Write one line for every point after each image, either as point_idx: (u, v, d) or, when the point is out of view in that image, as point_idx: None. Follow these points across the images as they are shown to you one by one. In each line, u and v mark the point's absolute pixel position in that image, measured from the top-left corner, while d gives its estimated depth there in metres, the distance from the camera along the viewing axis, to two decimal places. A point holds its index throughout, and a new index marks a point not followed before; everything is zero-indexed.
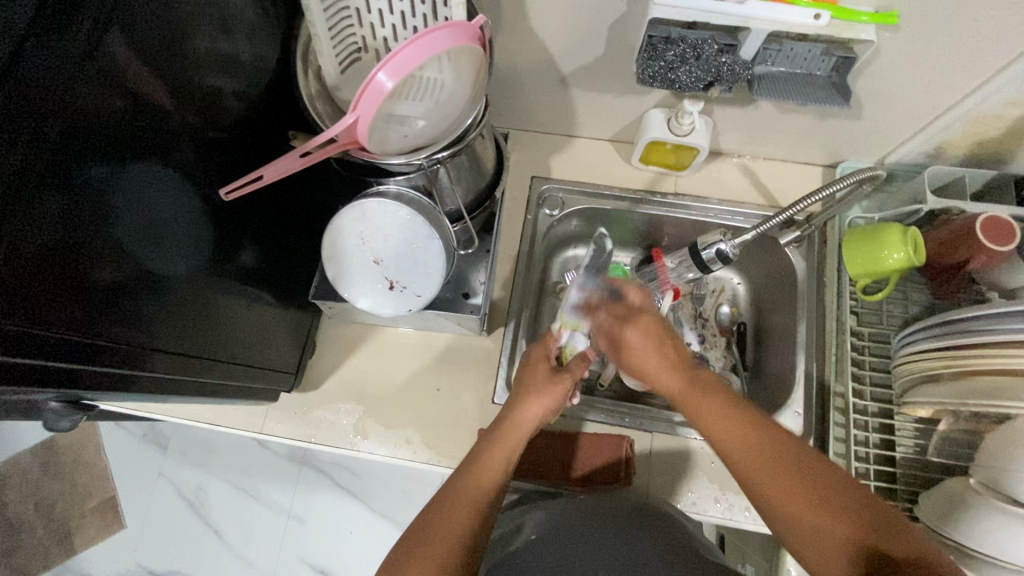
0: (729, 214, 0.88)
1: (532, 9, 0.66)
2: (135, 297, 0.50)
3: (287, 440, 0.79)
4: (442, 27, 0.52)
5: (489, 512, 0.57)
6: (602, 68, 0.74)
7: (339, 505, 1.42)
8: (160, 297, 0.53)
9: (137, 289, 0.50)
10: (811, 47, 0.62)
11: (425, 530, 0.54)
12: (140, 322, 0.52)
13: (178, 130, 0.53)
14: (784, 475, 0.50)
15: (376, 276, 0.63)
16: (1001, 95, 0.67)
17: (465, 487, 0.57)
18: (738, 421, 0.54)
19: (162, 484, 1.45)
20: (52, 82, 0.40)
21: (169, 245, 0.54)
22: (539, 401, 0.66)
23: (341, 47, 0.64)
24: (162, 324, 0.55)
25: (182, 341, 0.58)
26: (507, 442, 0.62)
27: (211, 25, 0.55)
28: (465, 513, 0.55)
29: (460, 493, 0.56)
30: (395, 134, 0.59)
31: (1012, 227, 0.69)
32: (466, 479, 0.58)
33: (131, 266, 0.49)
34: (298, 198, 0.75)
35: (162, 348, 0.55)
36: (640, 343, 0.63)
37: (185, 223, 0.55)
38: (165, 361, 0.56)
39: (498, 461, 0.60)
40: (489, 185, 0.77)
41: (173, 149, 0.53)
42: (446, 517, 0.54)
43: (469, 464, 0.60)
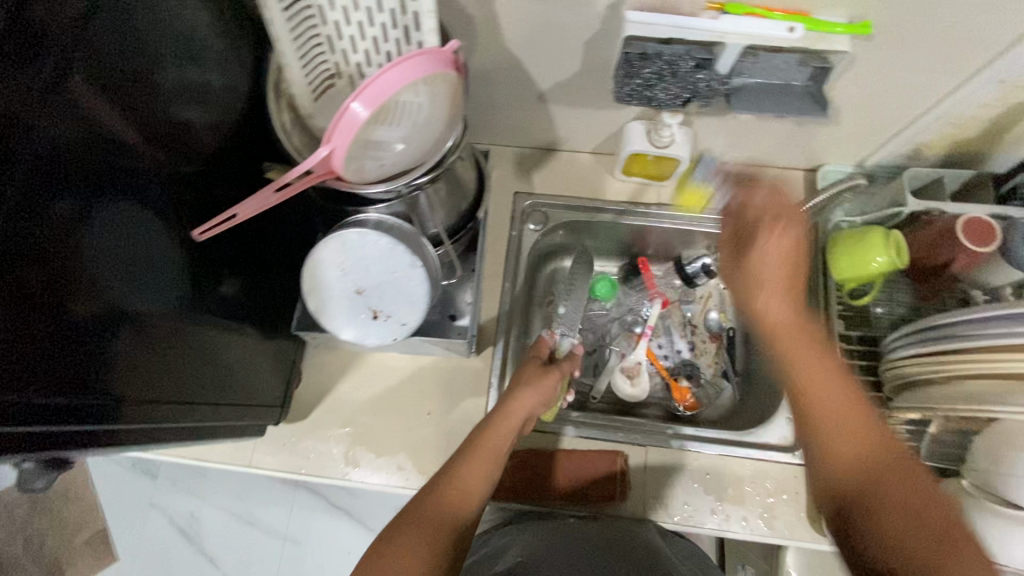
0: (712, 222, 0.89)
1: (508, 28, 0.65)
2: (113, 340, 0.49)
3: (277, 472, 0.78)
4: (416, 56, 0.52)
5: (468, 515, 0.60)
6: (580, 83, 0.74)
7: (336, 525, 1.41)
8: (137, 336, 0.52)
9: (114, 329, 0.49)
10: (787, 58, 0.61)
11: (409, 528, 0.57)
12: (118, 363, 0.50)
13: (149, 169, 0.52)
14: (850, 431, 0.52)
15: (358, 307, 0.62)
16: (978, 96, 0.67)
17: (448, 492, 0.60)
18: (835, 383, 0.54)
19: (154, 514, 1.43)
20: (17, 117, 0.39)
21: (143, 282, 0.52)
22: (528, 397, 0.70)
23: (313, 75, 0.62)
24: (141, 365, 0.53)
25: (163, 389, 0.56)
26: (495, 439, 0.66)
27: (179, 60, 0.54)
28: (454, 501, 0.60)
29: (444, 495, 0.60)
30: (371, 163, 0.59)
31: (992, 227, 0.69)
32: (447, 481, 0.62)
33: (107, 307, 0.48)
34: (277, 227, 0.74)
35: (142, 389, 0.53)
36: (769, 266, 0.60)
37: (157, 260, 0.54)
38: (147, 410, 0.54)
39: (481, 466, 0.63)
40: (471, 206, 0.76)
41: (142, 186, 0.51)
42: (428, 520, 0.58)
43: (453, 466, 0.63)
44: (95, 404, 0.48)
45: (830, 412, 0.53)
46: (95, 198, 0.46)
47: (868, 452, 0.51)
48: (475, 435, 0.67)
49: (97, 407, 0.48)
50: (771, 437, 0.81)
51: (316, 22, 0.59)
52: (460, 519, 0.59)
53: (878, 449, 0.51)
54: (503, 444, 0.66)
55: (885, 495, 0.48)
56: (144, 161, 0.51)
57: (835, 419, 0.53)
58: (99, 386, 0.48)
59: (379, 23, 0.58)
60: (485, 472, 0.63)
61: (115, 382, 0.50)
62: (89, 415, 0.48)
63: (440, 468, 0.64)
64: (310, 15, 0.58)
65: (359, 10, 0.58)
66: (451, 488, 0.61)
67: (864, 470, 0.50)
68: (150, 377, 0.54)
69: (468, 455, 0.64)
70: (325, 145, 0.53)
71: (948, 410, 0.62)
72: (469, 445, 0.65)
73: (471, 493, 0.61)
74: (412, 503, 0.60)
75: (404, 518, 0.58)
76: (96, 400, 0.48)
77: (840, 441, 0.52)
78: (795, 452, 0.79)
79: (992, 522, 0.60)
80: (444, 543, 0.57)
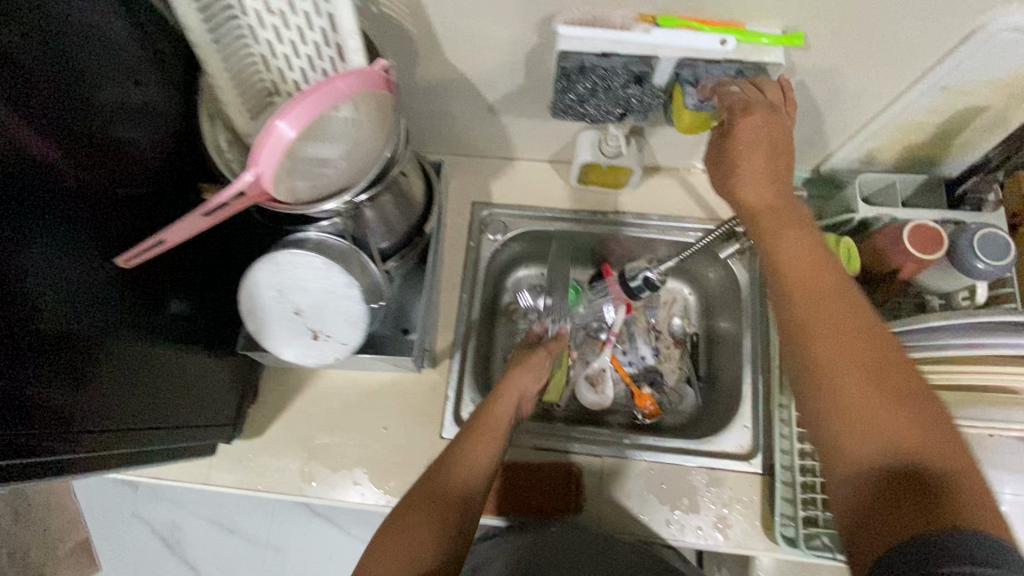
0: (669, 230, 0.89)
1: (447, 43, 0.65)
2: (59, 371, 0.50)
3: (233, 489, 0.79)
4: (342, 76, 0.52)
5: (477, 493, 0.62)
6: (526, 95, 0.73)
7: (318, 532, 1.40)
8: (68, 358, 0.51)
9: (58, 360, 0.50)
10: (724, 69, 0.60)
11: (427, 504, 0.58)
12: (51, 384, 0.49)
13: (78, 198, 0.52)
14: (846, 326, 0.47)
15: (298, 327, 0.62)
16: (924, 103, 0.66)
17: (456, 472, 0.63)
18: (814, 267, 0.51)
19: (137, 524, 1.42)
20: None
21: (72, 302, 0.51)
22: (519, 380, 0.76)
23: (248, 94, 0.62)
24: (76, 386, 0.52)
25: (116, 418, 0.57)
26: (492, 420, 0.70)
27: (107, 85, 0.53)
28: (466, 469, 0.63)
29: (454, 474, 0.62)
30: (304, 186, 0.58)
31: (939, 233, 0.69)
32: (453, 462, 0.64)
33: (49, 340, 0.49)
34: (226, 246, 0.73)
35: (78, 413, 0.52)
36: (758, 165, 0.55)
37: (87, 280, 0.53)
38: (102, 438, 0.55)
39: (484, 447, 0.66)
40: (420, 219, 0.75)
41: (65, 206, 0.50)
42: (443, 496, 0.59)
43: (457, 450, 0.66)
44: (46, 437, 0.49)
45: (817, 307, 0.49)
46: (28, 234, 0.47)
47: (851, 330, 0.47)
48: (472, 420, 0.70)
49: (49, 438, 0.49)
50: (727, 445, 0.81)
51: (247, 41, 0.58)
52: (471, 496, 0.61)
53: (875, 340, 0.46)
54: (502, 424, 0.71)
55: (854, 370, 0.45)
56: (73, 190, 0.51)
57: (831, 316, 0.48)
58: (50, 416, 0.49)
59: (311, 41, 0.58)
60: (488, 454, 0.66)
61: (64, 413, 0.51)
62: (46, 445, 0.49)
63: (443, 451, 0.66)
64: (241, 35, 0.57)
65: (290, 29, 0.57)
66: (459, 469, 0.63)
67: (855, 357, 0.46)
68: (106, 405, 0.55)
69: (468, 438, 0.67)
70: (251, 169, 0.53)
71: None
72: (469, 430, 0.68)
73: (478, 472, 0.64)
74: (423, 482, 0.62)
75: (419, 496, 0.59)
76: (47, 432, 0.49)
77: (834, 338, 0.47)
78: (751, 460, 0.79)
79: None
80: (462, 517, 0.59)
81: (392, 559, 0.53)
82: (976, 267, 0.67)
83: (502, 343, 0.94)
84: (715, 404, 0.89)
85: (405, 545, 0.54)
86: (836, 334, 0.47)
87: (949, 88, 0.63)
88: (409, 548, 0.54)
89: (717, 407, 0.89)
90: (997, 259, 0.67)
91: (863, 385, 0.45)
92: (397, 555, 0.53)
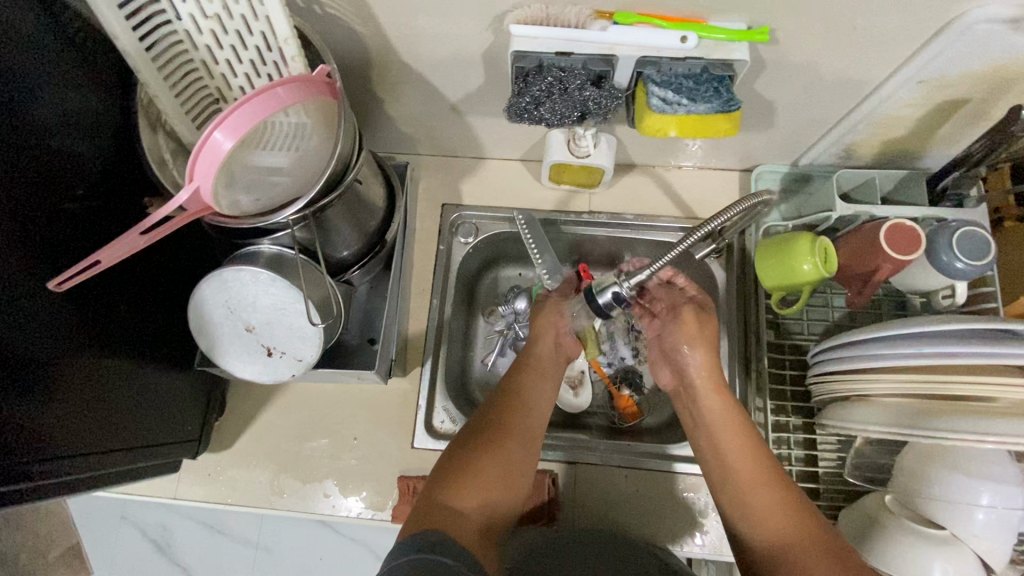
0: (645, 229, 0.87)
1: (401, 45, 0.62)
2: (7, 400, 0.48)
3: (201, 503, 0.79)
4: (284, 82, 0.48)
5: (538, 429, 0.66)
6: (488, 94, 0.70)
7: (312, 534, 1.21)
8: (20, 383, 0.49)
9: (9, 387, 0.48)
10: (689, 66, 0.57)
11: (496, 437, 0.62)
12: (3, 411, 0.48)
13: (15, 221, 0.49)
14: (751, 463, 0.61)
15: (251, 344, 0.62)
16: (900, 98, 0.64)
17: (518, 411, 0.65)
18: (752, 449, 0.62)
19: (126, 527, 1.23)
20: None
21: (19, 328, 0.49)
22: (553, 317, 0.76)
23: (190, 103, 0.59)
24: (30, 410, 0.50)
25: (72, 444, 0.55)
26: (544, 360, 0.74)
27: (42, 99, 0.51)
28: (519, 407, 0.66)
29: (517, 411, 0.65)
30: (246, 196, 0.55)
31: (918, 235, 0.67)
32: (514, 399, 0.67)
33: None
34: (182, 257, 0.71)
35: (33, 437, 0.51)
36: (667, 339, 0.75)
37: (34, 304, 0.51)
38: (57, 464, 0.54)
39: (541, 384, 0.70)
40: (381, 226, 0.73)
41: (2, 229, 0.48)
42: (508, 431, 0.63)
43: (517, 388, 0.69)
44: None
45: (728, 451, 0.63)
46: None
47: (767, 479, 0.60)
48: (522, 361, 0.73)
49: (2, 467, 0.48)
50: None
51: (187, 48, 0.55)
52: (535, 430, 0.65)
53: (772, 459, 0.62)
54: (553, 363, 0.74)
55: (766, 501, 0.58)
56: (8, 213, 0.48)
57: (740, 453, 0.62)
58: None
59: (252, 46, 0.55)
60: (545, 394, 0.70)
61: (14, 443, 0.49)
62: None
63: (499, 386, 0.69)
64: (179, 41, 0.54)
65: (230, 34, 0.54)
66: (521, 406, 0.66)
67: (769, 495, 0.59)
68: (63, 430, 0.54)
69: (523, 378, 0.70)
70: (188, 183, 0.49)
71: (865, 431, 0.61)
72: (522, 368, 0.71)
73: (538, 411, 0.67)
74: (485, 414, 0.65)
75: (487, 429, 0.63)
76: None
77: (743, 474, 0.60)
78: None
79: (911, 542, 0.59)
80: (528, 451, 0.62)
81: (466, 483, 0.57)
82: (955, 267, 0.66)
83: (478, 347, 0.92)
84: None
85: (480, 473, 0.58)
86: (765, 510, 0.58)
87: (927, 81, 0.60)
88: (481, 476, 0.58)
89: None
90: (976, 259, 0.65)
91: (782, 514, 0.57)
92: (473, 480, 0.57)
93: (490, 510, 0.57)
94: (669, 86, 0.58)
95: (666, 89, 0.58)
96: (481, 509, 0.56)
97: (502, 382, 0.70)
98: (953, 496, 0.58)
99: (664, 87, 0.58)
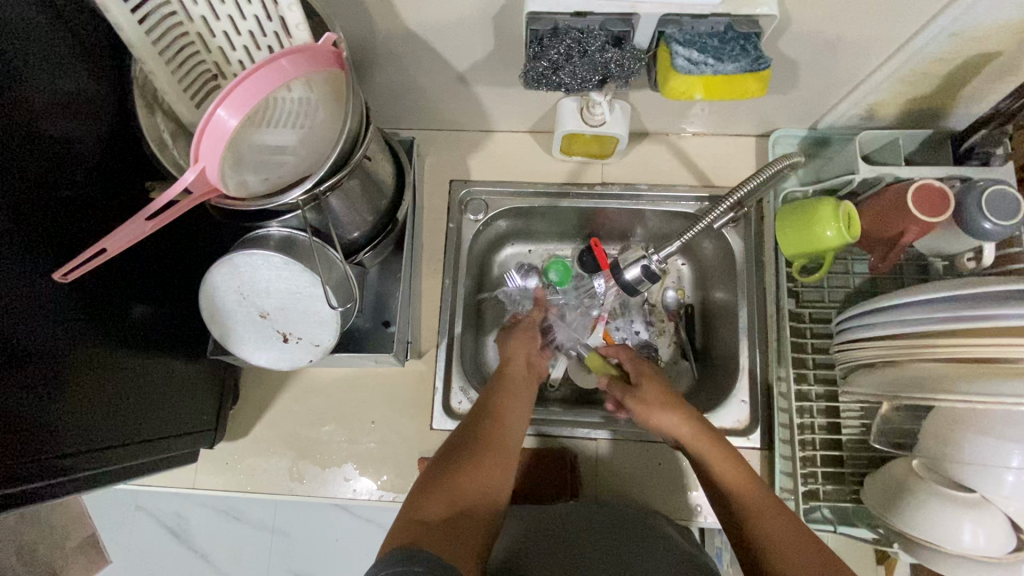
0: (660, 199, 0.85)
1: (404, 10, 0.58)
2: (20, 396, 0.47)
3: (221, 492, 0.78)
4: (288, 52, 0.45)
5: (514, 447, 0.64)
6: (496, 62, 0.67)
7: (326, 515, 1.20)
8: (40, 380, 0.49)
9: (30, 384, 0.48)
10: (713, 24, 0.54)
11: (471, 454, 0.59)
12: (26, 408, 0.47)
13: (13, 211, 0.46)
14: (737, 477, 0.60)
15: (265, 330, 0.61)
16: (929, 54, 0.61)
17: (494, 429, 0.63)
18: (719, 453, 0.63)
19: (142, 518, 1.23)
20: None
21: (39, 325, 0.49)
22: (524, 341, 0.78)
23: (189, 80, 0.55)
24: (56, 406, 0.50)
25: (90, 437, 0.54)
26: (514, 377, 0.72)
27: (32, 80, 0.47)
28: (490, 421, 0.64)
29: (495, 431, 0.63)
30: (254, 176, 0.52)
31: (945, 194, 0.65)
32: (492, 419, 0.64)
33: (12, 364, 0.46)
34: (187, 244, 0.69)
35: (60, 432, 0.51)
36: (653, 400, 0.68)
37: (47, 300, 0.50)
38: (82, 459, 0.54)
39: (514, 401, 0.68)
40: (392, 204, 0.70)
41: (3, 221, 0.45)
42: (485, 449, 0.60)
43: (494, 408, 0.66)
44: (13, 466, 0.46)
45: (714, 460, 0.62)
46: None
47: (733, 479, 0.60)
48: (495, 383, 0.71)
49: (19, 467, 0.47)
50: (725, 421, 0.79)
51: (181, 20, 0.52)
52: (513, 447, 0.63)
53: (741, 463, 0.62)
54: (527, 384, 0.72)
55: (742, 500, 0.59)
56: (6, 203, 0.46)
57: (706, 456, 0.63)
58: (23, 439, 0.47)
59: (251, 16, 0.52)
60: (519, 411, 0.67)
61: (29, 441, 0.48)
62: (23, 473, 0.47)
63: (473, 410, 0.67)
64: (173, 13, 0.51)
65: (226, 4, 0.51)
66: (498, 424, 0.64)
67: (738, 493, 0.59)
68: (85, 425, 0.54)
69: (503, 400, 0.67)
70: (193, 164, 0.46)
71: (890, 398, 0.61)
72: (498, 388, 0.69)
73: (515, 428, 0.65)
74: (459, 437, 0.62)
75: (461, 448, 0.60)
76: (21, 458, 0.47)
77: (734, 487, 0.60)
78: (749, 435, 0.78)
79: (938, 504, 0.59)
80: (505, 470, 0.60)
81: (434, 499, 0.53)
82: (982, 227, 0.64)
83: (491, 325, 0.91)
84: (713, 376, 0.86)
85: (456, 488, 0.55)
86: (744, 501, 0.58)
87: (960, 34, 0.57)
88: (456, 489, 0.55)
89: (710, 384, 0.86)
90: (1006, 218, 0.63)
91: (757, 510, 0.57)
92: (448, 494, 0.54)
93: (468, 523, 0.53)
94: (693, 46, 0.55)
95: (691, 52, 0.55)
96: (453, 521, 0.52)
97: (476, 406, 0.67)
98: (983, 459, 0.57)
99: (689, 48, 0.55)
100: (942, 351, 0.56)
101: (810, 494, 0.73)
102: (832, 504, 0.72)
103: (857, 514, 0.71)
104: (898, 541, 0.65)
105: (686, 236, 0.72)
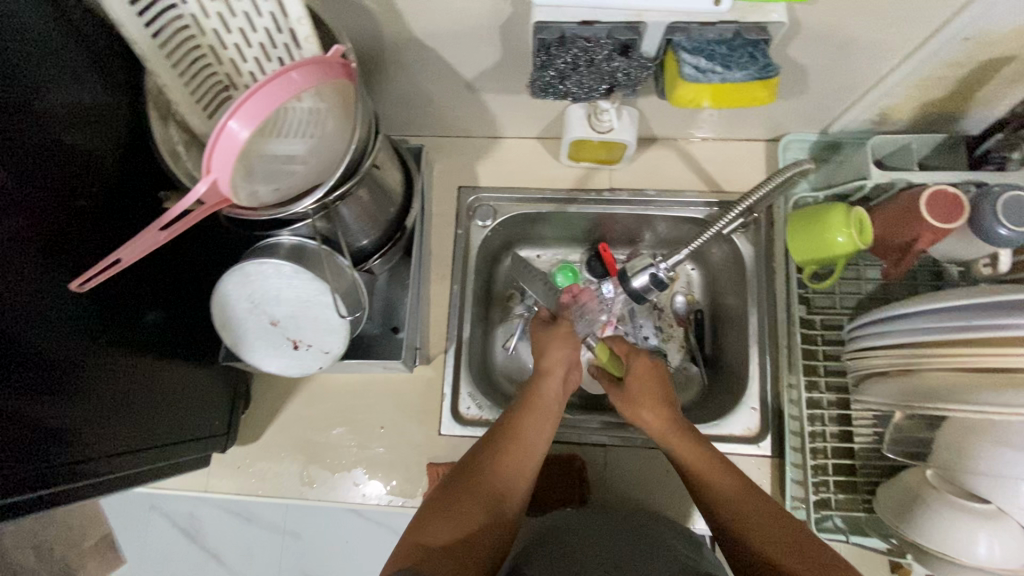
0: (669, 205, 0.84)
1: (412, 20, 0.59)
2: (52, 399, 0.49)
3: (233, 495, 0.79)
4: (297, 66, 0.45)
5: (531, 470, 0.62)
6: (503, 70, 0.68)
7: (337, 517, 1.19)
8: (70, 385, 0.51)
9: (60, 387, 0.50)
10: (720, 31, 0.54)
11: (481, 477, 0.59)
12: (58, 409, 0.50)
13: (36, 220, 0.48)
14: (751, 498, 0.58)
15: (276, 338, 0.62)
16: (943, 57, 0.60)
17: (509, 449, 0.62)
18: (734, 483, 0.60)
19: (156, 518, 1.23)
20: None
21: (66, 330, 0.51)
22: (561, 349, 0.73)
23: (201, 92, 0.56)
24: (84, 407, 0.53)
25: (116, 440, 0.56)
26: (547, 395, 0.68)
27: (51, 94, 0.49)
28: (509, 443, 0.62)
29: (511, 453, 0.61)
30: (264, 187, 0.53)
31: (961, 201, 0.64)
32: (510, 436, 0.63)
33: (41, 367, 0.48)
34: (200, 253, 0.70)
35: (91, 431, 0.53)
36: (650, 389, 0.70)
37: (72, 306, 0.52)
38: (110, 460, 0.56)
39: (539, 424, 0.65)
40: (401, 211, 0.71)
41: (26, 230, 0.47)
42: (497, 471, 0.60)
43: (515, 426, 0.64)
44: (39, 467, 0.48)
45: (721, 481, 0.60)
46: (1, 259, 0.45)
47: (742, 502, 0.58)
48: (526, 397, 0.68)
49: (52, 467, 0.49)
50: (734, 428, 0.79)
51: (194, 33, 0.52)
52: (526, 473, 0.61)
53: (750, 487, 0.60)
54: (558, 402, 0.69)
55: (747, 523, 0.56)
56: (23, 212, 0.47)
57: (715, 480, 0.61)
58: (56, 439, 0.49)
59: (262, 28, 0.52)
60: (542, 431, 0.65)
61: (62, 442, 0.50)
62: (56, 473, 0.49)
63: (495, 425, 0.65)
64: (186, 26, 0.52)
65: (238, 16, 0.51)
66: (515, 445, 0.62)
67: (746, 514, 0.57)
68: (111, 426, 0.56)
69: (525, 418, 0.65)
70: (205, 176, 0.47)
71: (905, 409, 0.60)
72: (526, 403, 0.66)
73: (534, 449, 0.63)
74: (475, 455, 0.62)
75: (472, 467, 0.60)
76: (57, 458, 0.49)
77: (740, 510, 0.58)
78: (759, 443, 0.78)
79: (951, 516, 0.58)
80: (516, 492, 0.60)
81: (439, 522, 0.55)
82: (998, 233, 0.63)
83: (499, 331, 0.91)
84: (722, 382, 0.86)
85: (460, 511, 0.56)
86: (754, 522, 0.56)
87: (974, 37, 0.56)
88: (464, 515, 0.55)
89: (721, 391, 0.85)
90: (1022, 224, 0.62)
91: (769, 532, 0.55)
92: (452, 519, 0.55)
93: (472, 549, 0.54)
94: (700, 54, 0.55)
95: (698, 58, 0.55)
96: (454, 548, 0.53)
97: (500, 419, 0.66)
98: (997, 471, 0.56)
99: (696, 57, 0.55)
100: (956, 358, 0.55)
101: (820, 503, 0.72)
102: (844, 513, 0.71)
103: (869, 523, 0.70)
104: (912, 551, 0.64)
105: (695, 244, 0.71)
